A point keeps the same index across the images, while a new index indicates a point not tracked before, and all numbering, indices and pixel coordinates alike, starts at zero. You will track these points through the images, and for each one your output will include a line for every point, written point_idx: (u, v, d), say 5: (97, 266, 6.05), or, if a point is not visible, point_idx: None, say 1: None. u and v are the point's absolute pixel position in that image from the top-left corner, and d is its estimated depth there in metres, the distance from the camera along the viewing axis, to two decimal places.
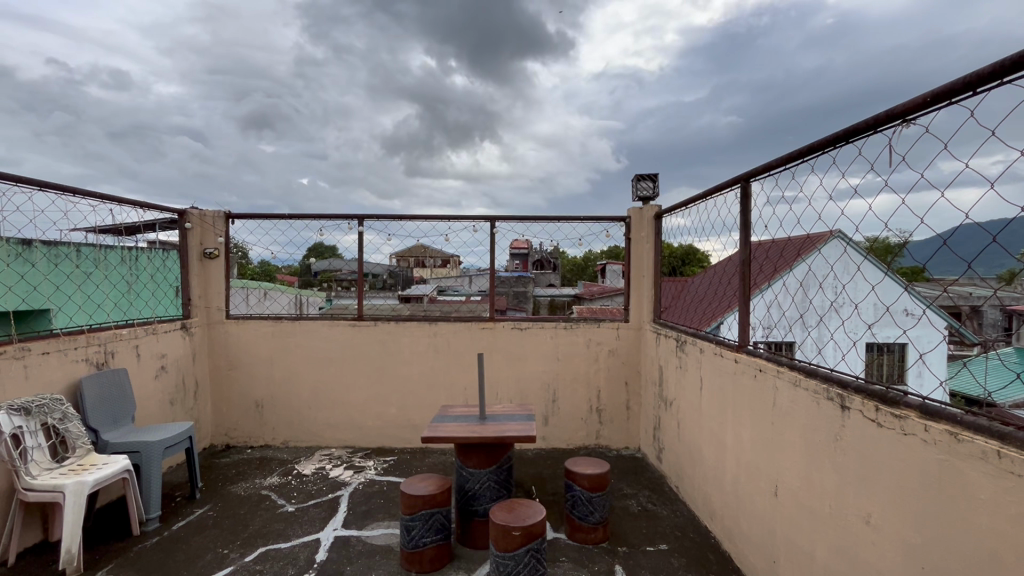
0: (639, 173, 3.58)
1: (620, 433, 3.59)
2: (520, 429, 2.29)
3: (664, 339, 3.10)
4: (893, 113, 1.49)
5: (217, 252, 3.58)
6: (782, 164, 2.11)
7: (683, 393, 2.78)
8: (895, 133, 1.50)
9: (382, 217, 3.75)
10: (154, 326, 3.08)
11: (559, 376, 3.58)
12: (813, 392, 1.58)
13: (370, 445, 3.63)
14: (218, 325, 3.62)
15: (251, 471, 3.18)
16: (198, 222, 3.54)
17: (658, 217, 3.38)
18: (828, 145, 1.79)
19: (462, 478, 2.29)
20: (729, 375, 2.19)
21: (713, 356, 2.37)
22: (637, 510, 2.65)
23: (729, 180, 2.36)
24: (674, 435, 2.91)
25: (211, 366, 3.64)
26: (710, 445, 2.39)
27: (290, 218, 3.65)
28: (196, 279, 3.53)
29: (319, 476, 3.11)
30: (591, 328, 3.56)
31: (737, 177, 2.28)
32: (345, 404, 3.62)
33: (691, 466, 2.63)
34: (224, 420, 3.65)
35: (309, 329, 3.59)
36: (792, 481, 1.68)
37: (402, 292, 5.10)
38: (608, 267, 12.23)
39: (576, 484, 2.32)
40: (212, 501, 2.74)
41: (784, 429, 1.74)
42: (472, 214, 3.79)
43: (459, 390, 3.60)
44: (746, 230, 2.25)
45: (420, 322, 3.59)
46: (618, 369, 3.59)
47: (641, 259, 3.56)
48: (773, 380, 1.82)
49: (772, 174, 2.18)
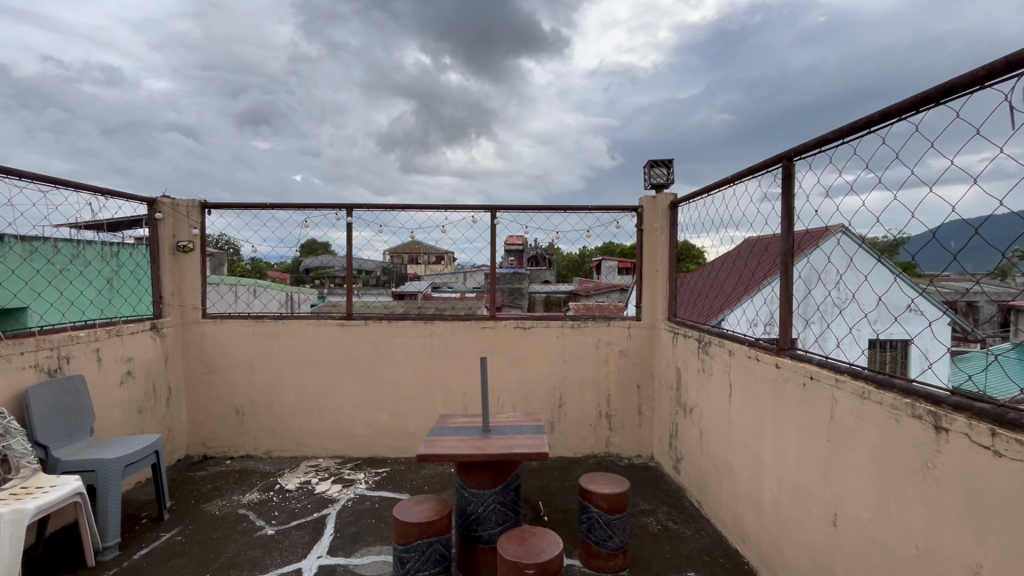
0: (651, 159, 3.30)
1: (632, 441, 3.33)
2: (530, 444, 2.01)
3: (683, 338, 2.84)
4: (1013, 61, 1.16)
5: (191, 246, 3.26)
6: (833, 139, 1.80)
7: (706, 399, 2.52)
8: (1016, 87, 1.16)
9: (373, 207, 3.44)
10: (119, 327, 2.77)
11: (566, 379, 3.30)
12: (890, 407, 1.32)
13: (361, 456, 3.34)
14: (192, 325, 3.31)
15: (229, 486, 2.88)
16: (170, 213, 3.22)
17: (675, 206, 3.10)
18: (906, 111, 1.46)
19: (463, 499, 2.02)
20: (767, 382, 1.93)
21: (746, 359, 2.10)
22: (657, 530, 2.39)
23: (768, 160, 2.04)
24: (695, 444, 2.65)
25: (186, 370, 3.33)
26: (742, 459, 2.13)
27: (272, 208, 3.35)
28: (168, 275, 3.21)
29: (304, 491, 2.81)
30: (600, 326, 3.29)
31: (779, 155, 1.97)
32: (334, 411, 3.33)
33: (717, 480, 2.37)
34: (200, 429, 3.34)
35: (292, 329, 3.29)
36: (859, 511, 1.43)
37: (396, 289, 4.81)
38: (606, 264, 11.97)
39: (593, 505, 2.06)
40: (182, 524, 2.45)
41: (845, 449, 1.49)
42: (470, 205, 3.51)
43: (458, 396, 3.32)
44: (788, 219, 1.95)
45: (415, 321, 3.30)
46: (630, 371, 3.31)
47: (654, 252, 3.28)
48: (830, 389, 1.55)
49: (822, 152, 1.87)
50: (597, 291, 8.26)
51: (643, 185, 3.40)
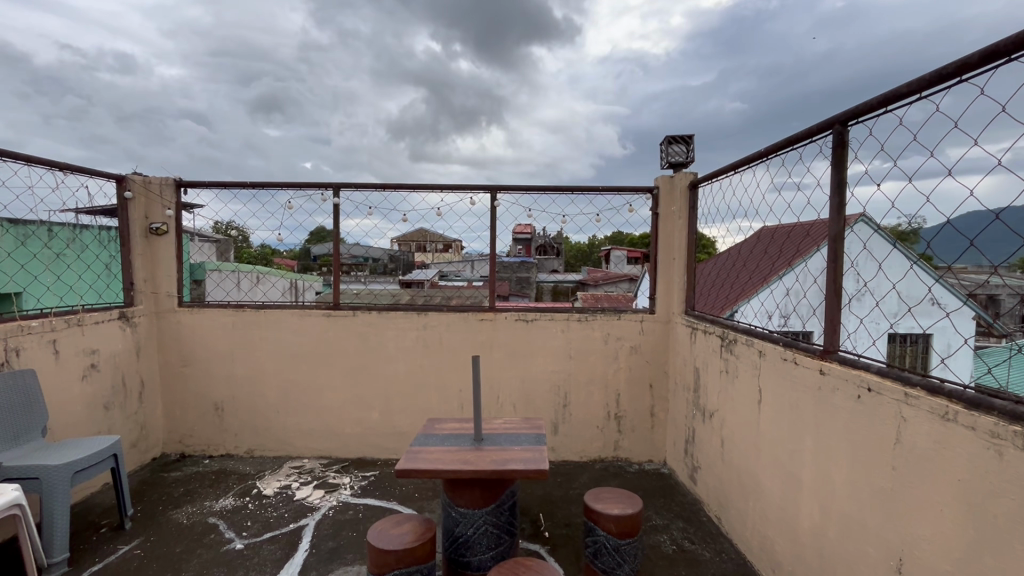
0: (670, 135, 2.97)
1: (643, 445, 3.05)
2: (527, 458, 1.73)
3: (703, 335, 2.54)
4: None
5: (164, 227, 2.99)
6: (902, 96, 1.44)
7: (729, 404, 2.23)
8: None
9: (362, 187, 3.14)
10: (80, 316, 2.52)
11: (571, 377, 3.02)
12: (990, 435, 1.03)
13: (349, 456, 3.10)
14: (167, 314, 3.06)
15: (202, 490, 2.65)
16: (141, 191, 2.96)
17: (695, 187, 2.77)
18: (1020, 48, 1.14)
19: (451, 520, 1.75)
20: (805, 390, 1.64)
21: (781, 363, 1.80)
22: (672, 551, 2.12)
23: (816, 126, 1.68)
24: (715, 453, 2.37)
25: (161, 363, 3.09)
26: (772, 476, 1.85)
27: (252, 187, 3.07)
28: (140, 259, 2.96)
29: (283, 498, 2.57)
30: (609, 320, 3.00)
31: (830, 120, 1.60)
32: (320, 407, 3.08)
33: (741, 497, 2.09)
34: (178, 426, 3.11)
35: (274, 319, 3.04)
36: (935, 558, 1.15)
37: (404, 276, 4.56)
38: (613, 254, 11.68)
39: (600, 527, 1.79)
40: (144, 535, 2.22)
41: (916, 480, 1.20)
42: (469, 184, 3.20)
43: (454, 393, 3.05)
44: (838, 197, 1.59)
45: (408, 312, 3.03)
46: (642, 369, 3.02)
47: (670, 238, 2.97)
48: (896, 406, 1.26)
49: (887, 112, 1.50)
50: (605, 280, 7.97)
51: (659, 163, 3.07)
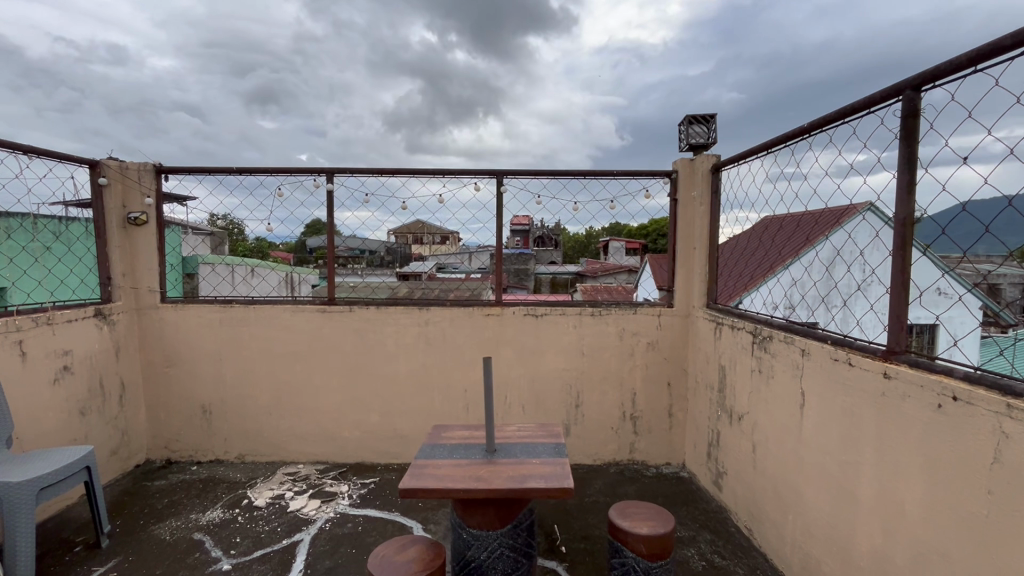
0: (690, 115, 2.75)
1: (661, 447, 2.86)
2: (548, 473, 1.53)
3: (729, 330, 2.34)
4: None
5: (144, 217, 2.76)
6: (1002, 51, 1.21)
7: (763, 406, 2.03)
8: None
9: (358, 172, 2.91)
10: (50, 314, 2.30)
11: (585, 375, 2.82)
12: None
13: (347, 461, 2.90)
14: (149, 311, 2.84)
15: (188, 501, 2.45)
16: (118, 177, 2.72)
17: (717, 170, 2.57)
18: None
19: (462, 542, 1.56)
20: (865, 396, 1.44)
21: (830, 364, 1.60)
22: (701, 567, 1.94)
23: (882, 92, 1.46)
24: (744, 459, 2.18)
25: (143, 363, 2.87)
26: (818, 491, 1.65)
27: (239, 173, 2.84)
28: (118, 252, 2.73)
29: (276, 509, 2.37)
30: (625, 314, 2.80)
31: (901, 84, 1.39)
32: (315, 410, 2.88)
33: (778, 509, 1.91)
34: (163, 430, 2.91)
35: (265, 315, 2.82)
36: None
37: (404, 267, 4.34)
38: (612, 244, 11.49)
39: (628, 548, 1.60)
40: (122, 554, 2.02)
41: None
42: (472, 169, 2.97)
43: (458, 394, 2.85)
44: (907, 174, 1.37)
45: (409, 307, 2.82)
46: (660, 366, 2.83)
47: (691, 226, 2.76)
48: (993, 420, 1.07)
49: (976, 72, 1.28)
50: (604, 271, 7.74)
51: (678, 145, 2.85)
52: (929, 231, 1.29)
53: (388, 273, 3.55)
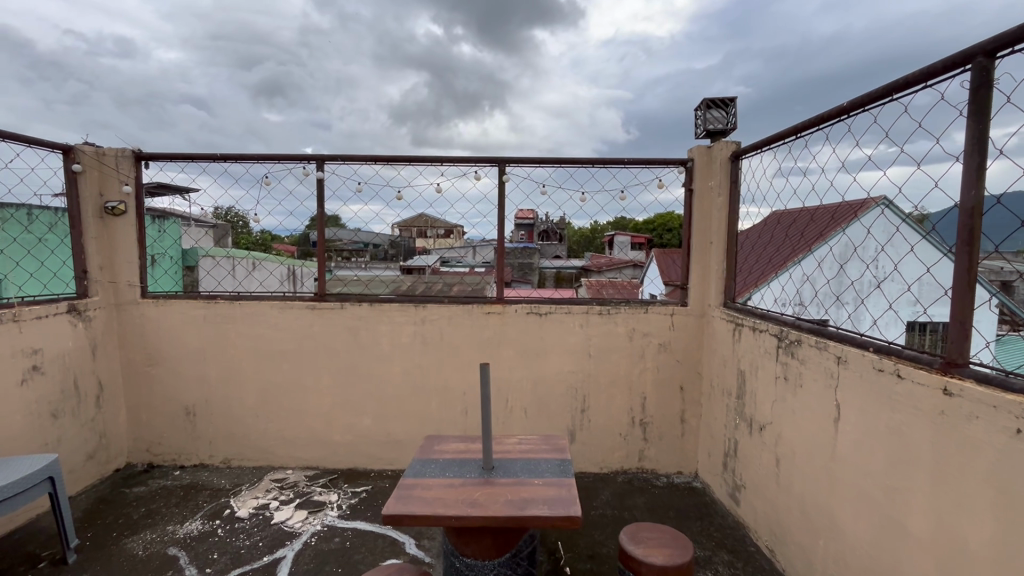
0: (707, 98, 2.53)
1: (672, 455, 2.68)
2: (552, 496, 1.36)
3: (750, 333, 2.15)
4: None
5: (122, 206, 2.59)
6: None
7: (789, 417, 1.85)
8: None
9: (350, 160, 2.72)
10: (17, 310, 2.14)
11: (592, 378, 2.64)
12: None
13: (338, 467, 2.74)
14: (129, 307, 2.68)
15: (167, 511, 2.29)
16: (94, 164, 2.55)
17: (738, 158, 2.36)
18: None
19: (455, 572, 1.39)
20: (919, 416, 1.25)
21: (874, 377, 1.41)
22: None
23: (945, 61, 1.26)
24: (766, 474, 2.00)
25: (124, 362, 2.71)
26: (855, 515, 1.47)
27: (224, 160, 2.66)
28: (95, 243, 2.56)
29: (259, 521, 2.21)
30: (636, 313, 2.61)
31: (973, 50, 1.19)
32: (304, 412, 2.72)
33: (806, 532, 1.72)
34: (145, 433, 2.75)
35: (252, 312, 2.66)
36: None
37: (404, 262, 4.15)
38: (616, 237, 11.31)
39: None
40: (89, 571, 1.86)
41: None
42: (472, 157, 2.77)
43: (457, 397, 2.68)
44: (975, 156, 1.17)
45: (404, 305, 2.64)
46: (672, 369, 2.64)
47: (706, 219, 2.56)
48: None
49: None
50: (611, 267, 7.54)
51: (694, 131, 2.65)
52: (998, 222, 1.09)
53: (389, 268, 3.38)
